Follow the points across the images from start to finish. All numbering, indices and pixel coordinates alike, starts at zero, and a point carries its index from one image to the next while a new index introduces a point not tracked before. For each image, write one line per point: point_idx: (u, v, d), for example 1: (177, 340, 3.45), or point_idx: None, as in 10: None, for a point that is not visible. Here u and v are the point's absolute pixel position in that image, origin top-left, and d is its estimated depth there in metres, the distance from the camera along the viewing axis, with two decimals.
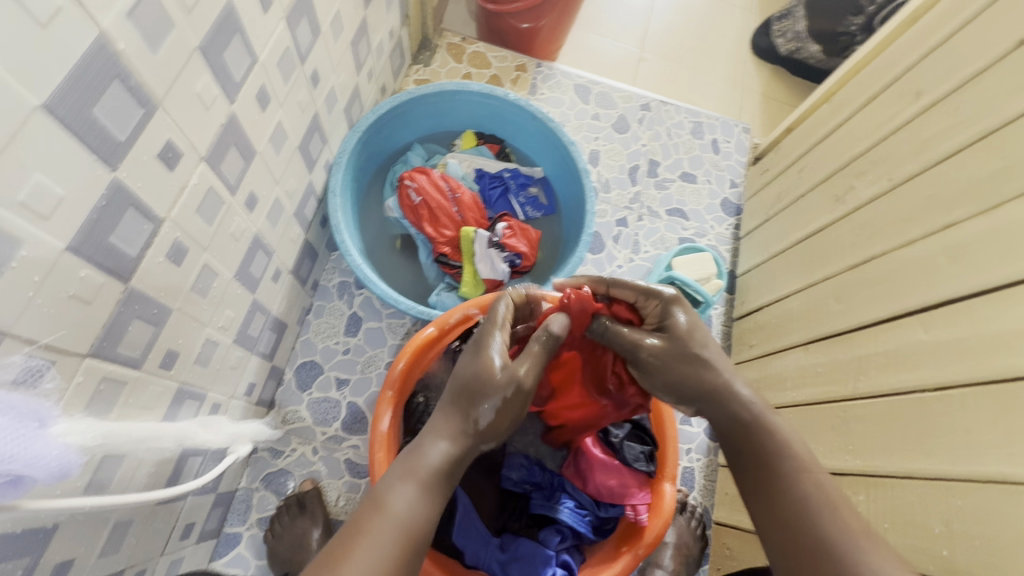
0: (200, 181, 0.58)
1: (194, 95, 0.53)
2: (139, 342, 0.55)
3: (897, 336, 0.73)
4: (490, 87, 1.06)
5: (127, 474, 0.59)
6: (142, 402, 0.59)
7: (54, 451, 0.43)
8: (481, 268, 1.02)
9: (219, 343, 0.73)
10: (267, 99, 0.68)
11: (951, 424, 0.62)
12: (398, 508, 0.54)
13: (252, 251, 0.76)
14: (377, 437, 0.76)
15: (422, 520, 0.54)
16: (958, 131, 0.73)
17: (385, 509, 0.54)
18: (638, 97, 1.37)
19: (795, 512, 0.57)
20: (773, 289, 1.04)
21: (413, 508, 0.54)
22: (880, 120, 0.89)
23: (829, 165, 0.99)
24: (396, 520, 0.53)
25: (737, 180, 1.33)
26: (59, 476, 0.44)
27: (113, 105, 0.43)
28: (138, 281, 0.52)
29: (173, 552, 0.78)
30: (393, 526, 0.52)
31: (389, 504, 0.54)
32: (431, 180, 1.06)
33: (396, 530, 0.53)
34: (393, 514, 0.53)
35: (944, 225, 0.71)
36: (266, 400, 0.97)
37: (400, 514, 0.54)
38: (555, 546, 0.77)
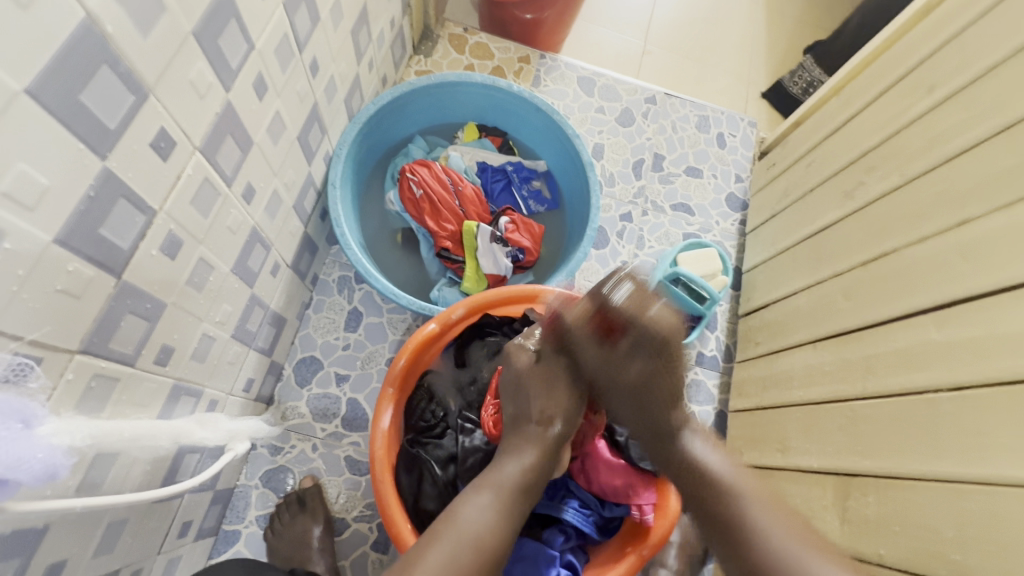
0: (194, 172, 0.56)
1: (187, 83, 0.51)
2: (132, 338, 0.54)
3: (909, 335, 0.71)
4: (493, 78, 1.04)
5: (120, 473, 0.58)
6: (135, 399, 0.57)
7: (40, 454, 0.42)
8: (483, 263, 1.01)
9: (216, 339, 0.72)
10: (264, 88, 0.66)
11: (965, 425, 0.60)
12: (470, 516, 0.59)
13: (250, 245, 0.74)
14: (379, 434, 0.75)
15: (491, 530, 0.59)
16: (974, 124, 0.71)
17: (458, 518, 0.59)
18: (643, 89, 1.34)
19: (741, 520, 0.61)
20: (779, 286, 1.03)
21: (483, 519, 0.59)
22: (892, 113, 0.87)
23: (838, 160, 0.97)
24: (468, 529, 0.58)
25: (743, 175, 1.31)
26: (45, 478, 0.43)
27: (102, 92, 0.42)
28: (131, 274, 0.50)
29: (171, 550, 0.77)
30: (465, 534, 0.57)
31: (463, 512, 0.60)
32: (432, 174, 1.04)
33: (466, 537, 0.57)
34: (466, 522, 0.59)
35: (958, 222, 0.69)
36: (265, 395, 0.96)
37: (470, 523, 0.59)
38: (558, 546, 0.75)
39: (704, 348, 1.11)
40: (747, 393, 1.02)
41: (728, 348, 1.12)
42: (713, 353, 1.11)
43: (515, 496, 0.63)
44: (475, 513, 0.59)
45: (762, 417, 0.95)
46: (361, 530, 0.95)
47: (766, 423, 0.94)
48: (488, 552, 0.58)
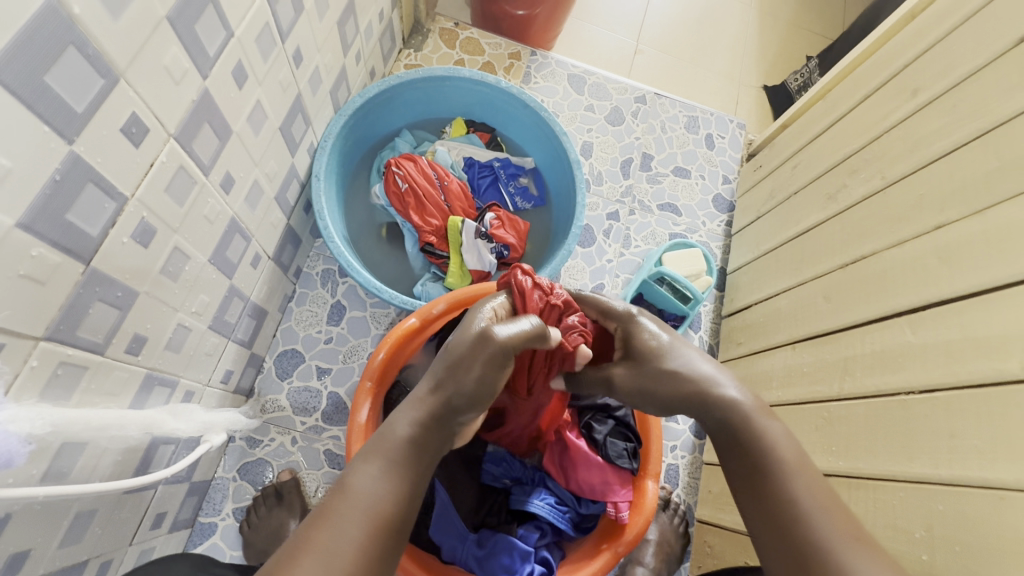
0: (169, 159, 0.55)
1: (161, 68, 0.50)
2: (102, 326, 0.53)
3: (885, 337, 0.71)
4: (482, 73, 1.04)
5: (90, 462, 0.57)
6: (105, 388, 0.57)
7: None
8: (468, 259, 1.00)
9: (192, 329, 0.71)
10: (244, 76, 0.65)
11: (936, 427, 0.61)
12: (363, 491, 0.50)
13: (229, 235, 0.73)
14: (356, 428, 0.74)
15: (387, 497, 0.50)
16: (953, 130, 0.72)
17: (346, 490, 0.50)
18: (633, 89, 1.35)
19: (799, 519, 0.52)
20: (762, 288, 1.03)
21: (377, 488, 0.50)
22: (875, 118, 0.88)
23: (822, 163, 0.97)
24: (360, 500, 0.49)
25: (731, 176, 1.31)
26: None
27: (67, 73, 0.41)
28: (100, 261, 0.50)
29: (143, 542, 0.76)
30: (356, 507, 0.49)
31: (353, 488, 0.50)
32: (418, 168, 1.03)
33: (357, 509, 0.48)
34: (355, 495, 0.49)
35: (936, 226, 0.70)
36: (244, 387, 0.95)
37: (362, 495, 0.50)
38: (533, 542, 0.76)
39: None
40: None
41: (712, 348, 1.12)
42: None
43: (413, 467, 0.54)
44: (362, 485, 0.50)
45: None
46: None
47: None
48: (386, 526, 0.49)
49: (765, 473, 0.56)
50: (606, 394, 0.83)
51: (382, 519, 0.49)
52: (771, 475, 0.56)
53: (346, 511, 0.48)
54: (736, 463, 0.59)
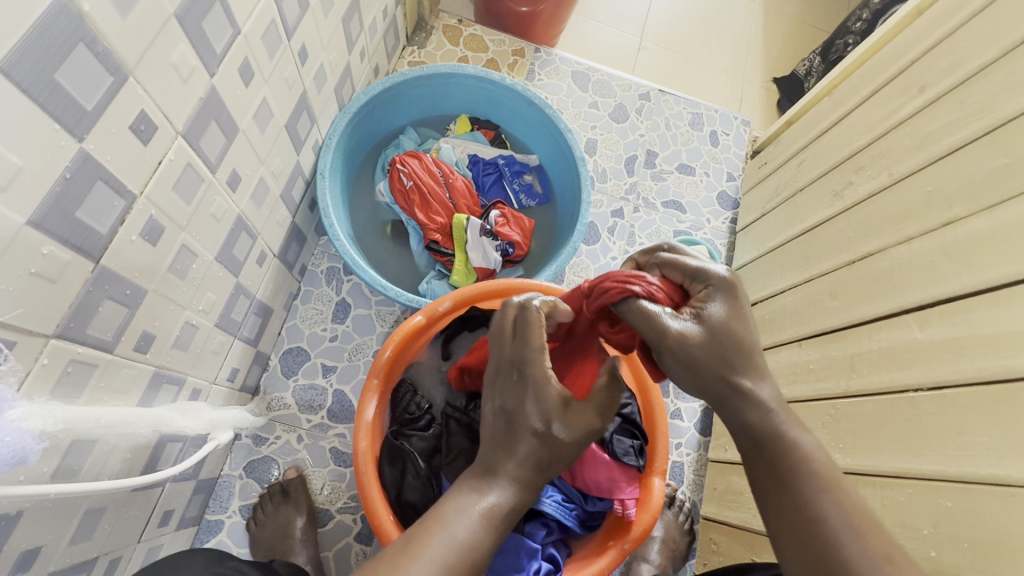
0: (177, 157, 0.55)
1: (169, 65, 0.50)
2: (111, 324, 0.53)
3: (892, 334, 0.71)
4: (486, 70, 1.04)
5: (99, 460, 0.57)
6: (114, 386, 0.57)
7: (8, 439, 0.42)
8: (473, 256, 1.00)
9: (199, 327, 0.71)
10: (250, 73, 0.65)
11: (944, 424, 0.61)
12: (463, 533, 0.47)
13: (235, 233, 0.73)
14: (362, 426, 0.74)
15: (485, 547, 0.48)
16: (961, 126, 0.72)
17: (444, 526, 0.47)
18: (637, 86, 1.34)
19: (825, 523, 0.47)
20: (767, 285, 1.03)
21: (476, 534, 0.48)
22: (882, 114, 0.87)
23: (828, 160, 0.97)
24: (457, 542, 0.46)
25: (735, 173, 1.31)
26: (14, 463, 0.43)
27: (78, 71, 0.41)
28: (109, 259, 0.50)
29: (151, 539, 0.77)
30: (455, 553, 0.46)
31: (453, 527, 0.47)
32: (423, 165, 1.03)
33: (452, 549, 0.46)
34: (454, 537, 0.47)
35: (944, 222, 0.70)
36: (250, 385, 0.95)
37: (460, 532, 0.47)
38: (540, 540, 0.76)
39: None
40: None
41: None
42: None
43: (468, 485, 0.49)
44: (462, 527, 0.47)
45: None
46: (345, 521, 0.95)
47: None
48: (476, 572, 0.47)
49: (794, 490, 0.49)
50: None
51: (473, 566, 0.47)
52: (801, 494, 0.49)
53: (436, 551, 0.46)
54: (762, 480, 0.52)
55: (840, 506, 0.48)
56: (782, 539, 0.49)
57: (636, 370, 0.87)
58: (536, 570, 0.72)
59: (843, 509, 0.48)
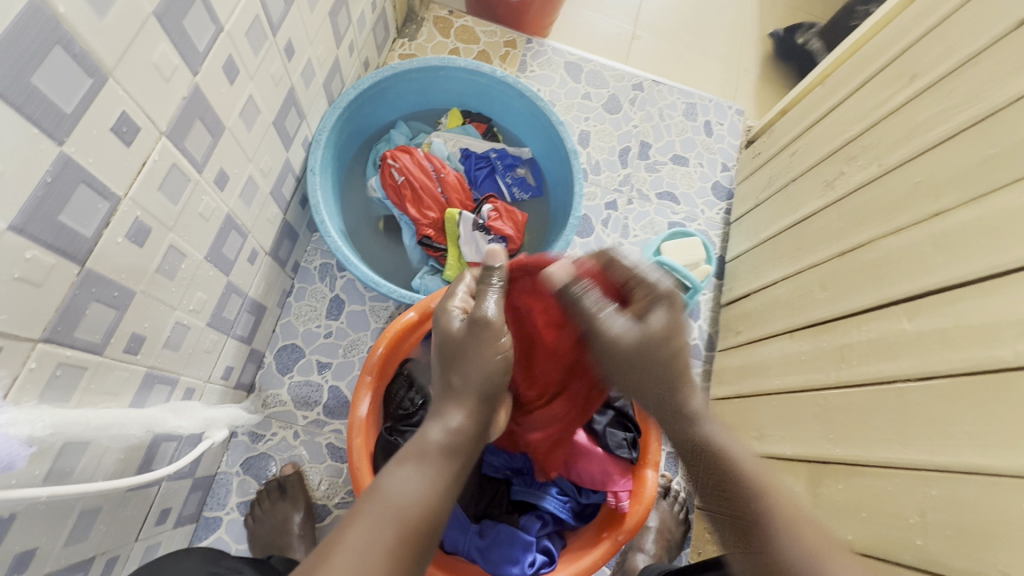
0: (161, 158, 0.55)
1: (150, 66, 0.50)
2: (99, 327, 0.53)
3: (882, 325, 0.71)
4: (477, 63, 1.03)
5: (92, 461, 0.57)
6: (105, 388, 0.57)
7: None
8: (465, 251, 1.00)
9: (190, 327, 0.71)
10: (235, 70, 0.64)
11: (932, 413, 0.61)
12: (395, 494, 0.48)
13: (225, 232, 0.73)
14: (356, 423, 0.74)
15: (421, 501, 0.48)
16: (951, 115, 0.71)
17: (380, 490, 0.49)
18: (630, 76, 1.34)
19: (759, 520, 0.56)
20: (760, 276, 1.03)
21: (412, 491, 0.49)
22: (874, 103, 0.87)
23: (820, 150, 0.96)
24: (392, 502, 0.47)
25: (729, 164, 1.31)
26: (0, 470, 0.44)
27: (56, 74, 0.41)
28: (95, 262, 0.50)
29: (149, 537, 0.77)
30: (388, 509, 0.47)
31: (388, 493, 0.49)
32: (414, 160, 1.02)
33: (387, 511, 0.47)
34: (386, 499, 0.48)
35: (933, 213, 0.69)
36: (245, 383, 0.95)
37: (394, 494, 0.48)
38: (535, 532, 0.78)
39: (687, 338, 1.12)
40: (727, 380, 1.02)
41: (711, 337, 1.13)
42: (694, 342, 1.12)
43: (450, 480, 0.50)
44: (394, 488, 0.49)
45: (741, 405, 0.95)
46: (343, 516, 0.95)
47: (742, 412, 0.94)
48: (417, 532, 0.46)
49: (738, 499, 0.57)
50: None
51: (416, 524, 0.47)
52: (746, 501, 0.57)
53: (372, 514, 0.46)
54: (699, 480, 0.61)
55: (776, 508, 0.56)
56: (752, 540, 0.55)
57: None
58: (531, 563, 0.72)
59: (782, 509, 0.56)
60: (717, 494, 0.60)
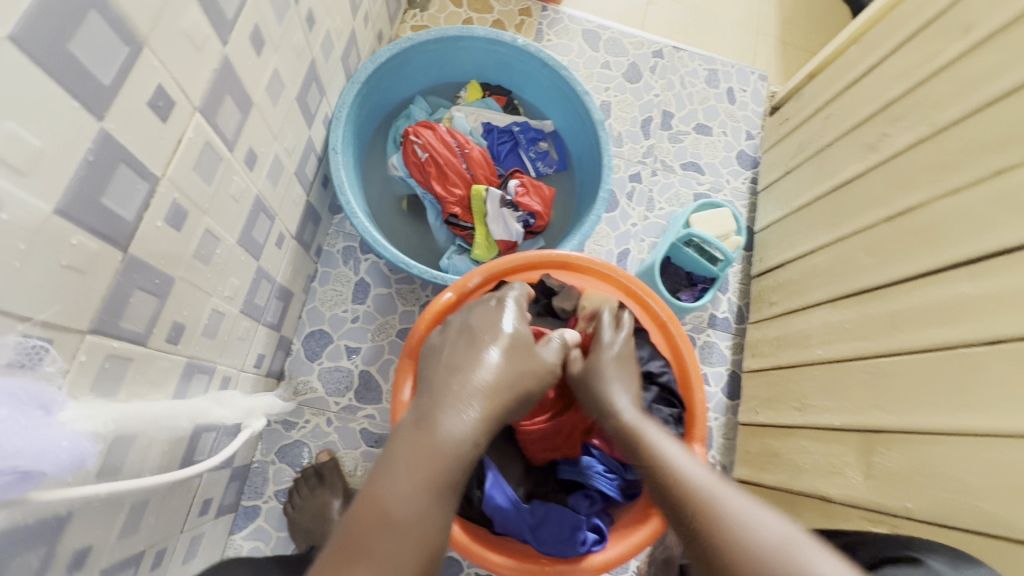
0: (195, 135, 0.52)
1: (182, 33, 0.46)
2: (142, 315, 0.51)
3: (939, 290, 0.69)
4: (497, 31, 0.98)
5: (140, 455, 0.55)
6: (149, 379, 0.54)
7: (64, 442, 0.39)
8: (494, 229, 0.97)
9: (225, 314, 0.69)
10: (261, 41, 0.60)
11: (997, 378, 0.60)
12: (404, 514, 0.43)
13: (254, 215, 0.70)
14: (399, 408, 0.73)
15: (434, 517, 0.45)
16: (1012, 68, 0.68)
17: (436, 429, 0.49)
18: (649, 43, 1.29)
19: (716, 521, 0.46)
20: (794, 246, 1.01)
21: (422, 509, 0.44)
22: (920, 59, 0.83)
23: (859, 112, 0.93)
24: (447, 452, 0.48)
25: (754, 131, 1.27)
26: (75, 465, 0.40)
27: (92, 41, 0.37)
28: (137, 247, 0.47)
29: (193, 528, 0.76)
30: (442, 457, 0.47)
31: (391, 510, 0.43)
32: (437, 136, 0.99)
33: (441, 460, 0.47)
34: (394, 516, 0.43)
35: (994, 171, 0.67)
36: (275, 371, 0.93)
37: (448, 447, 0.48)
38: (585, 510, 0.77)
39: (717, 310, 1.10)
40: (762, 352, 1.01)
41: (741, 309, 1.11)
42: (724, 314, 1.10)
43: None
44: (395, 499, 0.44)
45: (780, 376, 0.94)
46: None
47: (781, 383, 0.93)
48: (431, 547, 0.44)
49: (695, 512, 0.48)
50: (648, 360, 0.82)
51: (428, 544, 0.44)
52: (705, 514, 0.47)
53: (428, 462, 0.47)
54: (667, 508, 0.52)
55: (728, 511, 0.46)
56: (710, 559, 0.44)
57: (670, 340, 0.83)
58: (585, 541, 0.72)
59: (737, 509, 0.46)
60: (660, 502, 0.53)
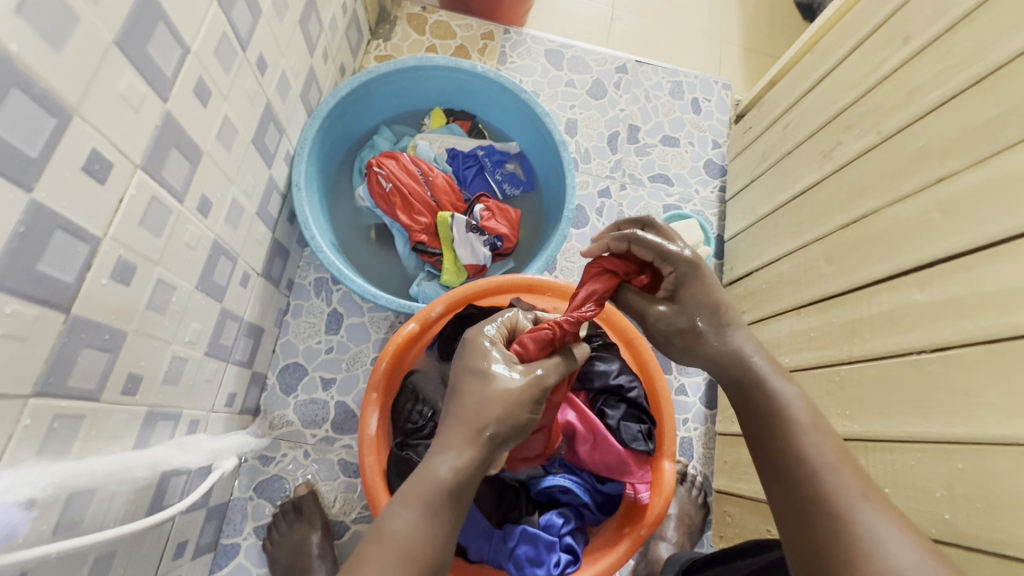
0: (139, 191, 0.53)
1: (117, 96, 0.47)
2: (94, 372, 0.51)
3: (893, 297, 0.70)
4: (456, 59, 1.00)
5: (101, 508, 0.56)
6: (107, 432, 0.55)
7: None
8: (461, 254, 0.98)
9: (188, 359, 0.69)
10: (207, 91, 0.62)
11: (951, 386, 0.60)
12: (398, 534, 0.46)
13: (214, 258, 0.71)
14: (366, 440, 0.73)
15: (426, 541, 0.46)
16: (950, 76, 0.69)
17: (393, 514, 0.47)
18: (612, 59, 1.31)
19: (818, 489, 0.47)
20: (761, 253, 1.01)
21: (417, 532, 0.46)
22: (867, 68, 0.85)
23: (815, 119, 0.94)
24: (399, 546, 0.46)
25: (720, 140, 1.28)
26: (6, 538, 0.43)
27: (16, 118, 0.39)
28: (81, 307, 0.48)
29: (168, 572, 0.76)
30: (394, 553, 0.45)
31: (390, 530, 0.46)
32: (400, 165, 1.00)
33: (397, 554, 0.45)
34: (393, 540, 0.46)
35: (938, 178, 0.68)
36: (250, 407, 0.94)
37: (400, 538, 0.46)
38: (558, 529, 0.76)
39: None
40: None
41: None
42: None
43: (456, 500, 0.48)
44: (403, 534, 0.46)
45: None
46: (361, 531, 0.94)
47: None
48: (426, 569, 0.46)
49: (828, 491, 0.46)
50: (618, 374, 0.82)
51: (423, 564, 0.46)
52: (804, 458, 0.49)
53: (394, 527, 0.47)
54: (751, 426, 0.54)
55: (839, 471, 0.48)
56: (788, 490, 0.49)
57: (636, 356, 0.86)
58: (557, 562, 0.72)
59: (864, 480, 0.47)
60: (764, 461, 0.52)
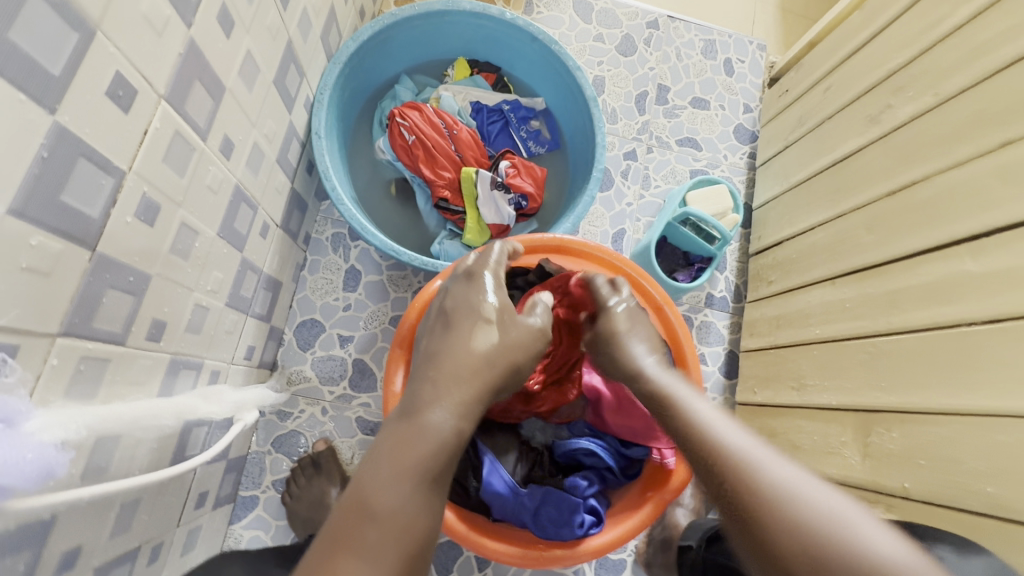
0: (163, 124, 0.49)
1: (140, 16, 0.43)
2: (119, 315, 0.49)
3: (939, 267, 0.68)
4: (483, 5, 0.94)
5: (126, 455, 0.55)
6: (131, 378, 0.53)
7: (32, 454, 0.38)
8: (485, 212, 0.95)
9: (210, 308, 0.67)
10: (230, 22, 0.57)
11: (1000, 359, 0.58)
12: (387, 510, 0.42)
13: (235, 205, 0.68)
14: (392, 397, 0.72)
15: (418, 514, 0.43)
16: (1020, 34, 0.65)
17: (374, 487, 0.43)
18: (644, 13, 1.24)
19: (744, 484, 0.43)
20: (793, 222, 0.98)
21: (408, 505, 0.43)
22: (924, 26, 0.79)
23: (862, 81, 0.89)
24: (387, 522, 0.42)
25: (752, 104, 1.23)
26: (44, 478, 0.40)
27: (37, 30, 0.35)
28: (105, 245, 0.45)
29: (190, 520, 0.76)
30: (385, 530, 0.41)
31: (376, 505, 0.42)
32: (424, 116, 0.95)
33: (389, 530, 0.41)
34: (380, 515, 0.42)
35: (999, 143, 0.64)
36: (268, 361, 0.93)
37: (391, 513, 0.42)
38: (582, 491, 0.75)
39: (715, 290, 1.08)
40: (759, 332, 0.99)
41: (739, 288, 1.09)
42: (722, 294, 1.08)
43: None
44: (390, 508, 0.42)
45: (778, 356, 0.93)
46: None
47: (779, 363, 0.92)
48: (417, 544, 0.42)
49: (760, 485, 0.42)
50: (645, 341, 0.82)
51: (418, 538, 0.43)
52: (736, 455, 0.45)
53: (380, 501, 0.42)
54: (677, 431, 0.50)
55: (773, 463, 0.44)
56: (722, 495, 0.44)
57: (665, 321, 0.82)
58: (581, 522, 0.71)
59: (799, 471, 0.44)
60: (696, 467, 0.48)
